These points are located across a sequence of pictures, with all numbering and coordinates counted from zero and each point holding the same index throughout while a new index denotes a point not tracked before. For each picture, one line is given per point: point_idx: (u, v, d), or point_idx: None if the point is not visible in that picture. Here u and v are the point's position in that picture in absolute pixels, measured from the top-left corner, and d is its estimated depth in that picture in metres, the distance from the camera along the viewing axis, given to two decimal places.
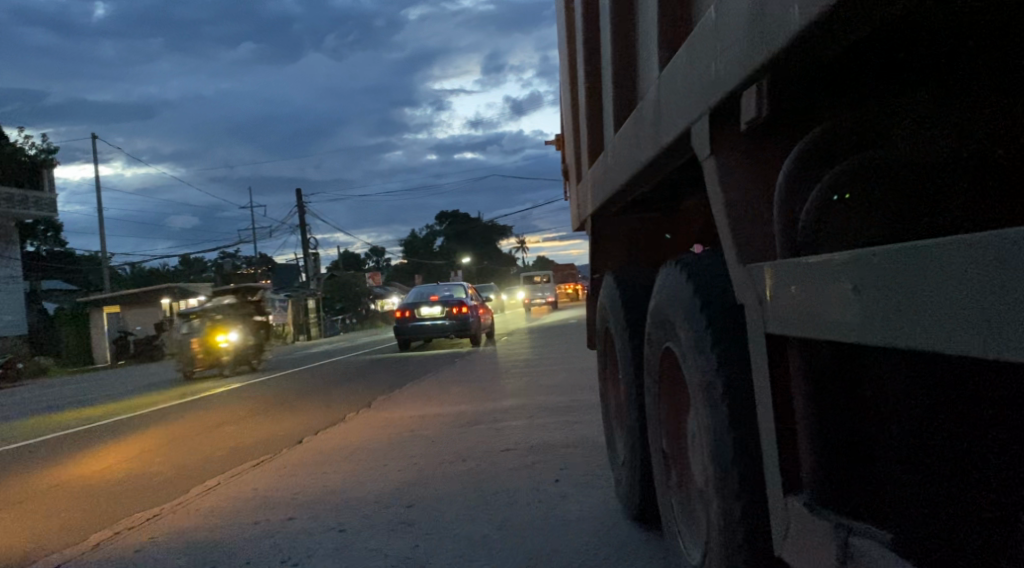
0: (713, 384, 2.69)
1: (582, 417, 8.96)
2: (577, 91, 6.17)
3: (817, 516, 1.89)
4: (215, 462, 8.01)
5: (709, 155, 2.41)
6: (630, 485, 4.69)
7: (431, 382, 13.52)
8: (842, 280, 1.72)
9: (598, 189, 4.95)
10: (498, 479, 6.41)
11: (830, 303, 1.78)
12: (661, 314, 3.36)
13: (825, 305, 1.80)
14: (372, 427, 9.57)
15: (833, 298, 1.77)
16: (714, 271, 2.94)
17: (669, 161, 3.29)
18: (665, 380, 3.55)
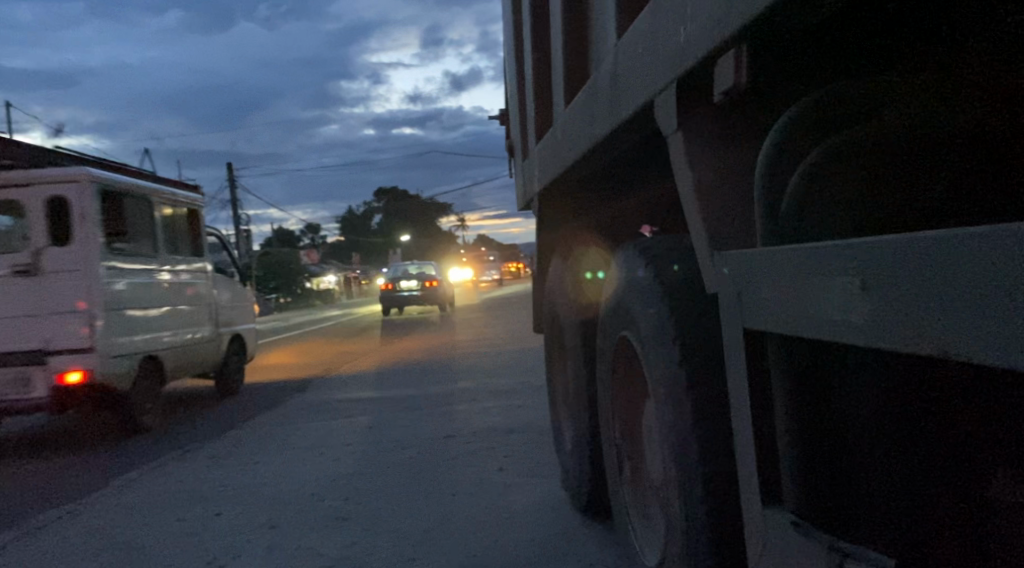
0: (676, 380, 2.51)
1: (525, 399, 8.86)
2: (523, 66, 5.97)
3: (803, 532, 1.71)
4: (141, 452, 7.65)
5: (677, 130, 2.21)
6: (579, 476, 4.52)
7: (371, 364, 13.28)
8: (824, 270, 1.50)
9: (546, 167, 4.73)
10: (441, 468, 6.21)
11: (810, 296, 1.55)
12: (617, 302, 3.16)
13: (806, 298, 1.57)
14: (310, 411, 9.29)
15: (813, 290, 1.54)
16: (676, 255, 2.76)
17: (625, 137, 3.09)
18: (621, 370, 3.37)
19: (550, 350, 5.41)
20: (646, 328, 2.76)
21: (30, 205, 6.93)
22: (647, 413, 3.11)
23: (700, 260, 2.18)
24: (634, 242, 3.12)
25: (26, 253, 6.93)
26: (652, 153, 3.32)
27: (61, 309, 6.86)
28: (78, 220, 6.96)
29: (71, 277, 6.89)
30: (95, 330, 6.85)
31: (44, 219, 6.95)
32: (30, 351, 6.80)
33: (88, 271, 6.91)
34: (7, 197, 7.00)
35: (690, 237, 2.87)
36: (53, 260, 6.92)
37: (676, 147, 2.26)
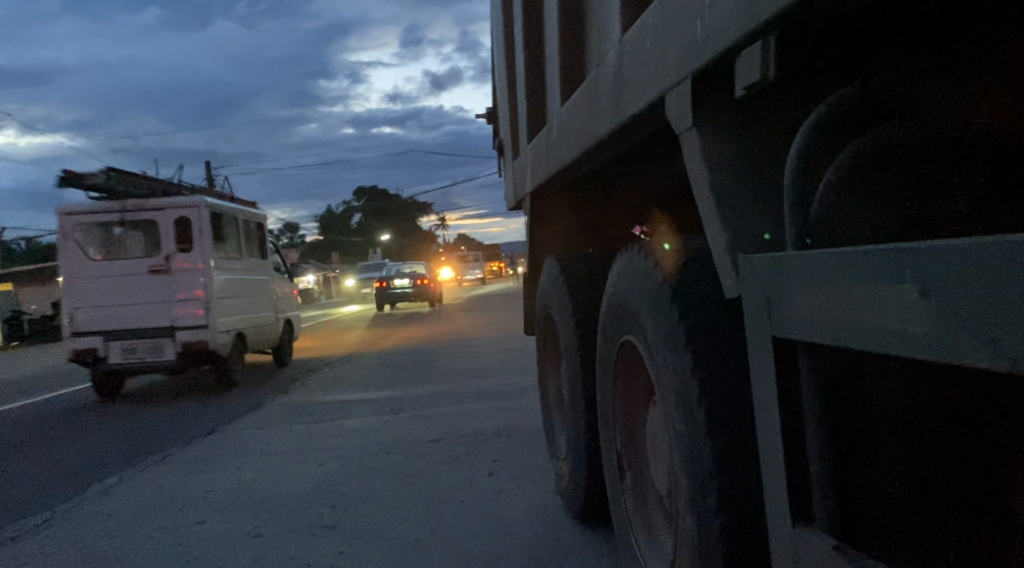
0: (688, 388, 2.41)
1: (512, 401, 8.77)
2: (513, 64, 5.87)
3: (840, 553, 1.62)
4: (119, 457, 7.48)
5: (692, 127, 2.11)
6: (574, 482, 4.42)
7: (353, 365, 13.15)
8: (872, 277, 1.39)
9: (540, 165, 4.63)
10: (429, 472, 6.10)
11: (854, 303, 1.46)
12: (621, 305, 3.07)
13: (850, 305, 1.47)
14: (293, 413, 9.15)
15: (859, 298, 1.44)
16: (685, 257, 2.67)
17: (629, 136, 3.00)
18: (624, 375, 3.27)
19: (543, 352, 5.31)
20: (654, 333, 2.67)
21: (163, 223, 9.80)
22: (652, 420, 3.01)
23: (719, 263, 2.09)
24: (639, 243, 3.03)
25: (160, 257, 9.75)
26: (655, 152, 3.23)
27: (186, 296, 9.75)
28: (196, 235, 9.81)
29: (194, 274, 9.74)
30: (209, 312, 9.74)
31: (173, 234, 9.80)
32: (164, 324, 9.75)
33: (205, 269, 9.75)
34: (146, 218, 9.84)
35: (698, 239, 2.78)
36: (182, 263, 9.76)
37: (691, 145, 2.16)
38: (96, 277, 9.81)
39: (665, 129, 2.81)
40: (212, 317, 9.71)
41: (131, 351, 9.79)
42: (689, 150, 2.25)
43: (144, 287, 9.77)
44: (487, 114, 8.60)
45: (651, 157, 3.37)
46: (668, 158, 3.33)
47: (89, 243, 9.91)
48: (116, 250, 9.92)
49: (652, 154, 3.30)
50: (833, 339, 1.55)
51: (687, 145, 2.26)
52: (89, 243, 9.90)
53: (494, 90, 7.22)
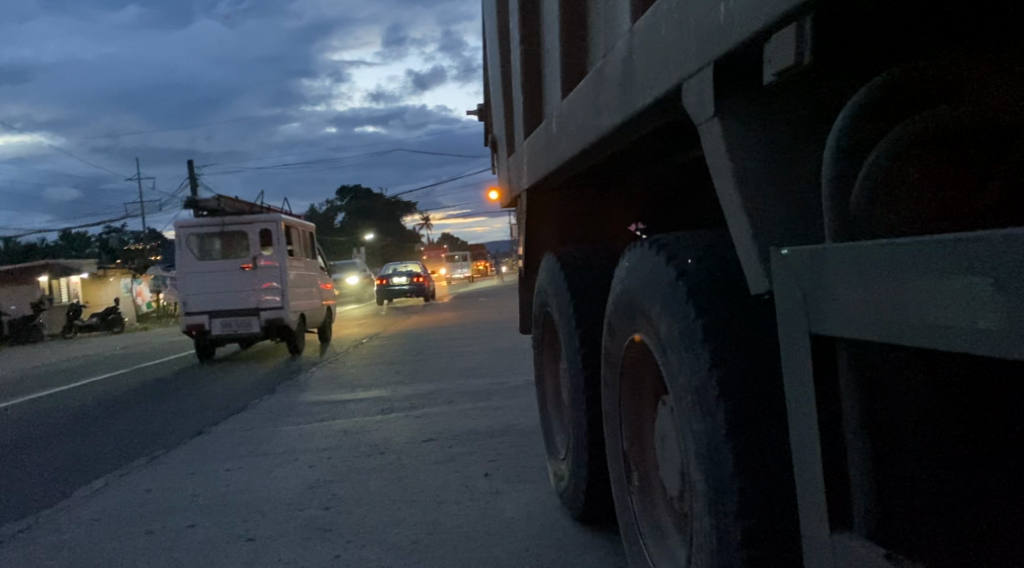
0: (706, 386, 2.33)
1: (505, 400, 8.68)
2: (508, 59, 5.78)
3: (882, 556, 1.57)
4: (105, 460, 7.35)
5: (714, 116, 2.04)
6: (574, 483, 4.33)
7: (341, 364, 13.03)
8: (923, 271, 1.34)
9: (539, 160, 4.55)
10: (423, 473, 6.00)
11: (902, 297, 1.40)
12: (629, 301, 3.00)
13: (896, 299, 1.42)
14: (282, 414, 9.03)
15: (908, 292, 1.38)
16: (699, 252, 2.60)
17: (638, 129, 2.92)
18: (631, 375, 3.18)
19: (540, 351, 5.22)
20: (666, 330, 2.58)
21: (251, 233, 13.03)
22: (662, 420, 2.93)
23: (743, 254, 2.01)
24: (648, 238, 2.95)
25: (249, 258, 12.95)
26: (661, 144, 3.16)
27: (269, 285, 12.94)
28: (275, 241, 13.04)
29: (275, 269, 12.94)
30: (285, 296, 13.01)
31: (258, 241, 13.04)
32: (252, 306, 12.99)
33: (281, 266, 12.97)
34: (237, 229, 13.07)
35: (711, 234, 2.71)
36: (265, 261, 12.95)
37: (713, 134, 2.08)
38: (198, 272, 13.02)
39: (676, 121, 2.73)
40: (286, 301, 12.98)
41: (227, 326, 13.04)
42: (709, 139, 2.16)
43: (235, 279, 12.96)
44: (478, 111, 8.51)
45: (657, 151, 3.30)
46: (675, 152, 3.26)
47: (193, 246, 13.12)
48: (213, 253, 13.12)
49: (659, 148, 3.23)
50: (878, 334, 1.49)
51: (707, 132, 2.18)
52: (194, 246, 13.15)
53: (487, 86, 7.14)
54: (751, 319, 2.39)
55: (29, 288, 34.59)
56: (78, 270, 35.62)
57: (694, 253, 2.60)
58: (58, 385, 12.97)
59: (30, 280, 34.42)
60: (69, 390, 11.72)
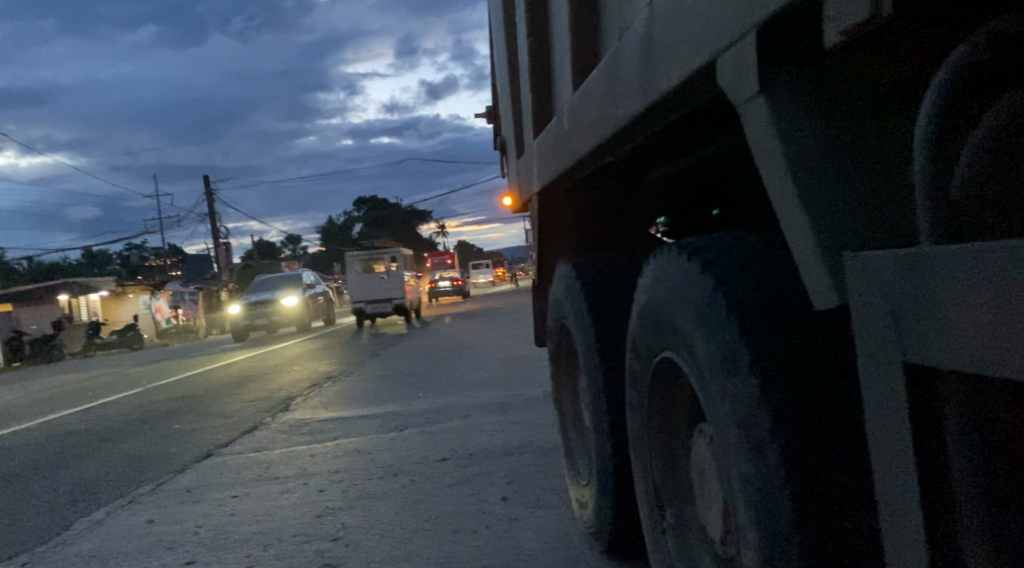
0: (757, 418, 1.96)
1: (523, 414, 8.35)
2: (516, 56, 5.43)
3: None
4: (108, 487, 7.05)
5: (759, 96, 1.69)
6: (599, 515, 3.95)
7: (356, 378, 12.72)
8: None
9: (550, 160, 4.23)
10: (437, 499, 5.63)
11: None
12: (655, 315, 2.65)
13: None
14: (292, 433, 8.70)
15: None
16: (738, 257, 2.25)
17: (660, 118, 2.57)
18: (662, 396, 2.83)
19: (558, 367, 4.85)
20: (701, 353, 2.22)
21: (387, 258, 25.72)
22: (699, 448, 2.58)
23: (801, 261, 1.66)
24: (676, 241, 2.59)
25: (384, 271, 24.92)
26: (688, 134, 2.81)
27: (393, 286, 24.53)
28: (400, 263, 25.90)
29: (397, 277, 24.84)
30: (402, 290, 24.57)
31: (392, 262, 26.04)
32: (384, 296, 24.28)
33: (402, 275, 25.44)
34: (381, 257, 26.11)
35: (748, 235, 2.36)
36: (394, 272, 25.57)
37: (758, 114, 1.73)
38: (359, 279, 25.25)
39: (704, 105, 2.36)
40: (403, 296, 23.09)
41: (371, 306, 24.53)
42: (752, 120, 1.80)
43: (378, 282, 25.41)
44: (487, 115, 8.18)
45: (681, 142, 2.95)
46: (703, 142, 2.90)
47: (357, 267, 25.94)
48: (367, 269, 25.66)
49: (684, 138, 2.88)
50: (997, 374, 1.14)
51: (749, 110, 1.82)
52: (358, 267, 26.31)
53: (495, 87, 6.84)
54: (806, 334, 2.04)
55: (47, 308, 34.54)
56: (96, 287, 35.59)
57: (732, 259, 2.25)
58: (69, 406, 12.74)
59: (46, 298, 34.27)
60: (79, 412, 11.46)
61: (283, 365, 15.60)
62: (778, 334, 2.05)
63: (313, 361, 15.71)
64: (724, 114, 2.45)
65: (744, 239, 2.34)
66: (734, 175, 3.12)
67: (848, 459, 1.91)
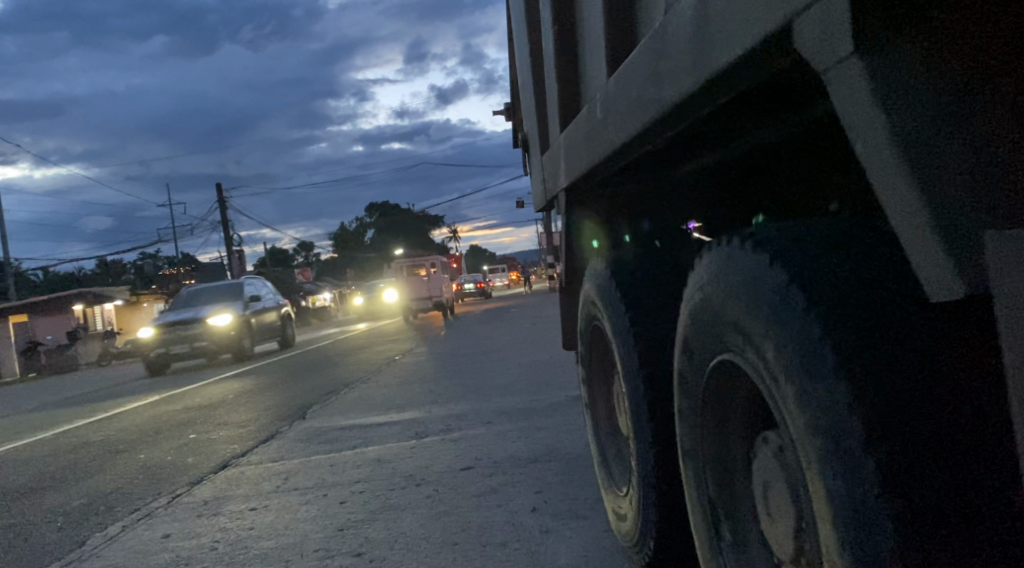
0: (852, 425, 1.74)
1: (546, 420, 8.12)
2: (539, 48, 5.22)
3: None
4: (122, 501, 6.84)
5: (854, 56, 1.48)
6: (639, 530, 3.73)
7: (373, 384, 12.48)
8: None
9: (580, 153, 4.02)
10: (463, 510, 5.41)
11: None
12: (713, 314, 2.43)
13: None
14: (310, 442, 8.47)
15: None
16: (813, 245, 2.03)
17: (716, 96, 2.37)
18: (717, 403, 2.62)
19: (589, 372, 4.64)
20: (775, 353, 2.00)
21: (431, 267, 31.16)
22: (764, 459, 2.38)
23: (925, 251, 1.49)
24: (731, 233, 2.39)
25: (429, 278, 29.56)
26: (740, 118, 2.61)
27: None
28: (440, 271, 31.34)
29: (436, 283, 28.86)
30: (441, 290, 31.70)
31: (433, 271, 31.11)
32: None
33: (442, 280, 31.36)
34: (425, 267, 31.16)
35: (819, 221, 2.15)
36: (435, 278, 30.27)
37: (848, 83, 1.54)
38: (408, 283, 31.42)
39: (768, 83, 2.17)
40: None
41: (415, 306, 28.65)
42: (836, 88, 1.60)
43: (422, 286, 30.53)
44: (506, 112, 7.96)
45: (730, 127, 2.76)
46: (754, 128, 2.72)
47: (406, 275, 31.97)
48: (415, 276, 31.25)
49: (734, 122, 2.69)
50: None
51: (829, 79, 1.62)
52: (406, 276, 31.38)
53: (515, 84, 6.65)
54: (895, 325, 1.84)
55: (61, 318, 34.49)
56: (111, 297, 35.54)
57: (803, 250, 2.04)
58: (82, 417, 12.55)
59: (60, 310, 34.14)
60: (92, 423, 11.27)
61: (299, 371, 15.39)
62: (865, 328, 1.84)
63: (329, 368, 15.50)
64: (787, 93, 2.25)
65: (812, 227, 2.12)
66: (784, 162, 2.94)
67: (955, 462, 1.71)
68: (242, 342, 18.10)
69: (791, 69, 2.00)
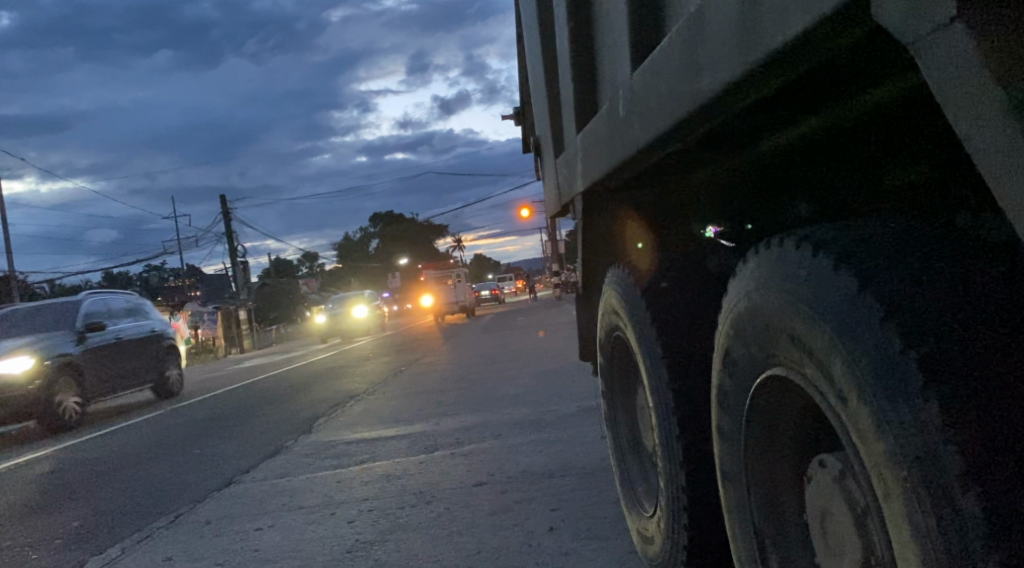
0: (945, 444, 1.56)
1: (560, 432, 7.90)
2: (552, 47, 5.02)
3: None
4: (124, 521, 6.61)
5: (958, 24, 1.34)
6: (667, 554, 3.51)
7: (379, 396, 12.21)
8: None
9: (598, 154, 3.84)
10: (476, 530, 5.17)
11: None
12: (757, 323, 2.25)
13: None
14: (316, 457, 8.25)
15: None
16: (877, 247, 1.87)
17: (764, 82, 2.20)
18: (761, 423, 2.41)
19: (609, 385, 4.42)
20: (837, 365, 1.82)
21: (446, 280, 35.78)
22: (820, 483, 2.18)
23: None
24: (778, 236, 2.21)
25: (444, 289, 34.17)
26: (786, 106, 2.44)
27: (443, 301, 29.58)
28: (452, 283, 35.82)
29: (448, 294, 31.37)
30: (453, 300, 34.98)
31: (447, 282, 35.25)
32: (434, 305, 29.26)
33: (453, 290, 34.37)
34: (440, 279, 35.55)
35: (878, 223, 1.99)
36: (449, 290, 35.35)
37: (948, 54, 1.38)
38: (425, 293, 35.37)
39: (826, 66, 2.00)
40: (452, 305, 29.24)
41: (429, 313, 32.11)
42: (930, 63, 1.43)
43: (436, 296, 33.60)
44: (514, 116, 7.77)
45: (773, 118, 2.58)
46: (797, 118, 2.55)
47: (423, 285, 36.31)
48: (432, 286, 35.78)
49: (777, 113, 2.52)
50: None
51: (918, 56, 1.46)
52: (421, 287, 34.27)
53: (525, 86, 6.46)
54: (984, 331, 1.67)
55: None
56: None
57: (868, 252, 1.87)
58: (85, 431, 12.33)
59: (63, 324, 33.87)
60: (94, 438, 11.05)
61: (305, 383, 15.18)
62: (951, 336, 1.66)
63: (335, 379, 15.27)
64: (843, 77, 2.09)
65: (875, 228, 1.95)
66: (825, 160, 2.77)
67: None
68: (65, 395, 11.50)
69: (857, 46, 1.83)
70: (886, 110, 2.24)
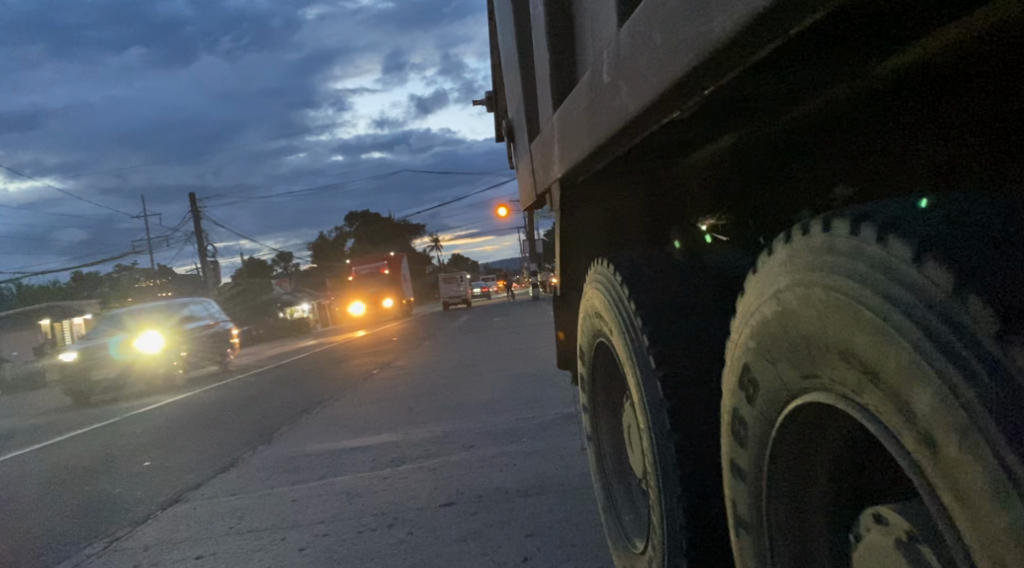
0: None
1: (536, 443, 7.36)
2: (526, 17, 4.46)
3: None
4: (51, 548, 5.95)
5: None
6: None
7: (346, 402, 11.61)
8: None
9: (577, 131, 3.28)
10: (443, 560, 4.61)
11: None
12: (789, 330, 1.70)
13: None
14: (275, 470, 7.65)
15: None
16: (976, 227, 1.33)
17: (795, 21, 1.69)
18: (788, 457, 1.87)
19: (589, 400, 3.88)
20: (925, 399, 1.28)
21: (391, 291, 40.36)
22: (871, 544, 1.65)
23: None
24: (815, 217, 1.67)
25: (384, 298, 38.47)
26: (822, 52, 1.92)
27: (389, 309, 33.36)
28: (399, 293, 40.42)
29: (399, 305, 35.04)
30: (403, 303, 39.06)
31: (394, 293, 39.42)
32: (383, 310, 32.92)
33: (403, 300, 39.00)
34: None
35: (960, 196, 1.46)
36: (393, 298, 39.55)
37: None
38: None
39: None
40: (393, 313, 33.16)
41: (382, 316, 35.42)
42: None
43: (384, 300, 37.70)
44: (488, 103, 7.22)
45: (806, 72, 2.06)
46: (839, 69, 2.02)
47: None
48: None
49: (812, 62, 1.99)
50: None
51: None
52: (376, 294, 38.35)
53: (499, 67, 5.89)
54: None
55: (29, 333, 33.24)
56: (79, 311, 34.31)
57: (962, 235, 1.33)
58: (32, 441, 11.59)
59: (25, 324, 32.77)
60: (40, 448, 10.35)
61: (273, 387, 14.54)
62: None
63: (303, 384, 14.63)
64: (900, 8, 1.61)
65: (963, 202, 1.41)
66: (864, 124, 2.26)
67: None
68: None
69: None
70: (961, 51, 1.76)
